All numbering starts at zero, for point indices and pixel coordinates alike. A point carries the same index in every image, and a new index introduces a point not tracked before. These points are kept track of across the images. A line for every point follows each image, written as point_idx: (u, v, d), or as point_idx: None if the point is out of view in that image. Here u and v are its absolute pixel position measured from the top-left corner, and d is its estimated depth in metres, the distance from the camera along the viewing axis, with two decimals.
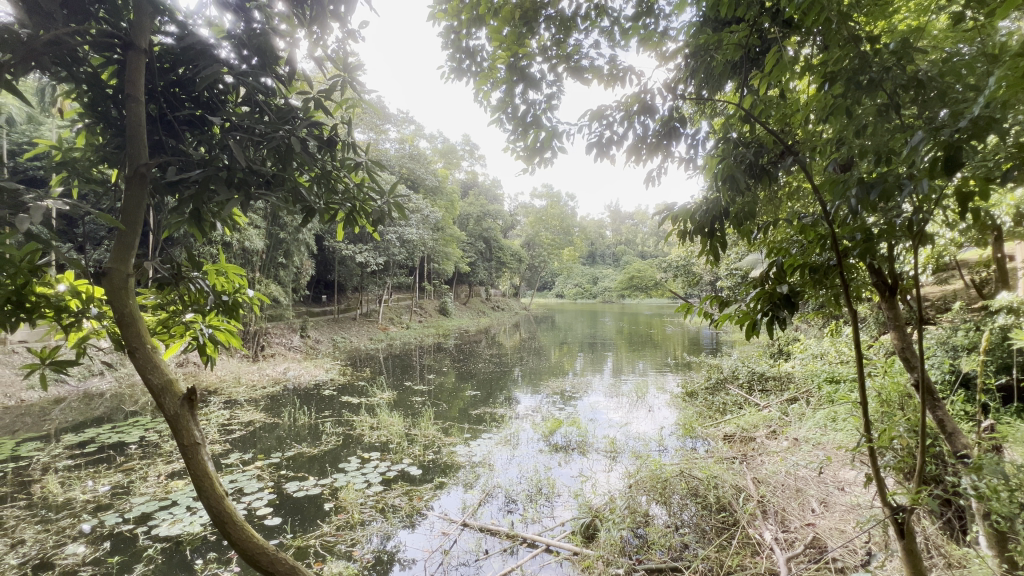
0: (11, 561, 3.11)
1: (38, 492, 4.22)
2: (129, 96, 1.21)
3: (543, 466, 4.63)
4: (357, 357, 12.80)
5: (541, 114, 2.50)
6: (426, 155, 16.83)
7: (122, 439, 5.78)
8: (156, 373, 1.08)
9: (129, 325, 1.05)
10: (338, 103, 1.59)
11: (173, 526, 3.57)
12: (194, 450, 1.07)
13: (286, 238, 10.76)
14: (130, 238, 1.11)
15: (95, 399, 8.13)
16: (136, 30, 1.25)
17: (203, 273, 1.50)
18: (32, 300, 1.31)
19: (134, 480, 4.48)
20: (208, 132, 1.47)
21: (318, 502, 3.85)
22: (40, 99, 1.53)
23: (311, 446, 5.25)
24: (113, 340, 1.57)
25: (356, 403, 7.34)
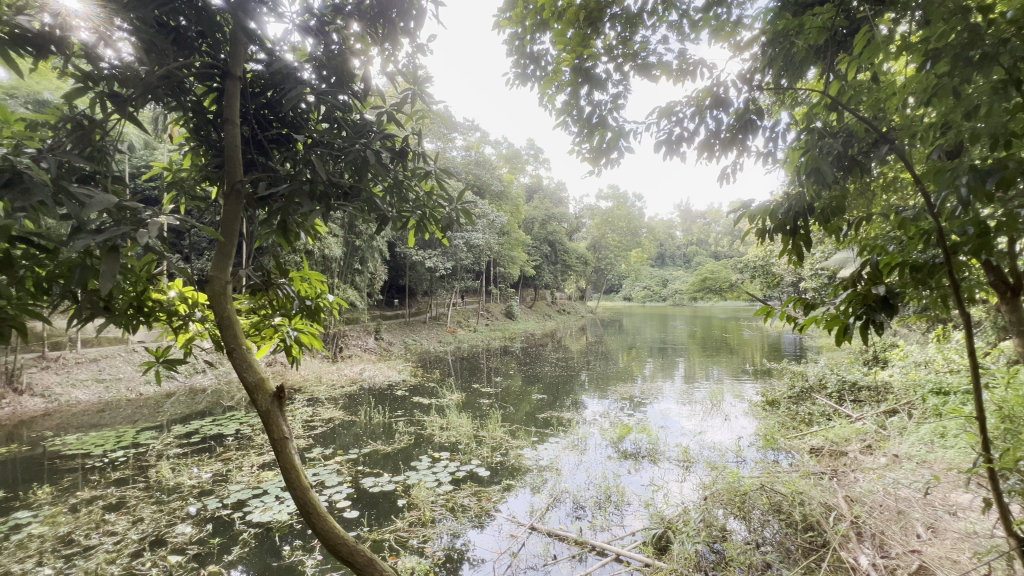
0: (132, 536, 3.52)
1: (154, 476, 4.74)
2: (227, 119, 1.34)
3: (612, 473, 4.53)
4: (427, 359, 13.24)
5: (607, 114, 2.46)
6: (491, 162, 17.11)
7: (221, 431, 6.37)
8: (250, 371, 1.17)
9: (227, 327, 1.15)
10: (408, 116, 1.66)
11: (264, 513, 3.87)
12: (283, 444, 1.15)
13: (361, 245, 11.36)
14: (228, 248, 1.22)
15: (199, 394, 9.03)
16: (232, 61, 1.38)
17: (289, 279, 1.62)
18: (148, 304, 1.49)
19: (231, 469, 4.91)
20: (293, 148, 1.58)
21: (392, 498, 4.02)
22: (154, 128, 1.72)
23: (386, 444, 5.49)
24: (214, 342, 1.73)
25: (427, 404, 7.58)
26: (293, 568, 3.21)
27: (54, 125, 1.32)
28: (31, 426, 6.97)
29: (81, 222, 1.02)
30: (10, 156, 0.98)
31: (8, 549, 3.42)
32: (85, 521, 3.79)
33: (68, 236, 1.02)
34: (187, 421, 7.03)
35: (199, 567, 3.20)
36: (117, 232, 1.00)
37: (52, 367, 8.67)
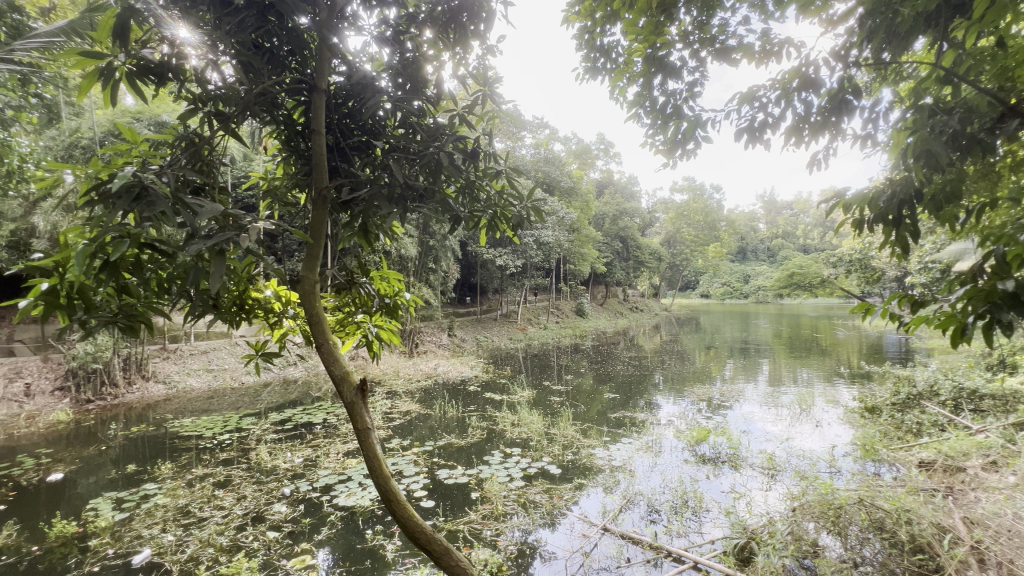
0: (237, 512, 3.90)
1: (255, 458, 5.22)
2: (314, 129, 1.44)
3: (689, 477, 4.35)
4: (498, 355, 13.45)
5: (682, 103, 2.35)
6: (561, 158, 16.98)
7: (311, 419, 6.89)
8: (336, 364, 1.25)
9: (316, 323, 1.23)
10: (479, 117, 1.69)
11: (349, 498, 4.14)
12: (366, 435, 1.21)
13: (435, 245, 11.76)
14: (316, 250, 1.31)
15: (292, 385, 9.82)
16: (318, 75, 1.47)
17: (369, 279, 1.70)
18: (249, 302, 1.64)
19: (320, 455, 5.29)
20: (372, 154, 1.67)
21: (467, 491, 4.13)
22: (252, 142, 1.89)
23: (459, 438, 5.65)
24: (304, 337, 1.87)
25: (498, 400, 7.70)
26: (374, 551, 3.40)
27: (172, 144, 1.49)
28: (155, 409, 7.95)
29: (194, 230, 1.14)
30: (139, 173, 1.11)
31: (139, 516, 3.93)
32: (199, 495, 4.25)
33: (184, 242, 1.15)
34: (282, 409, 7.66)
35: (292, 543, 3.48)
36: (223, 237, 1.10)
37: (172, 358, 9.83)
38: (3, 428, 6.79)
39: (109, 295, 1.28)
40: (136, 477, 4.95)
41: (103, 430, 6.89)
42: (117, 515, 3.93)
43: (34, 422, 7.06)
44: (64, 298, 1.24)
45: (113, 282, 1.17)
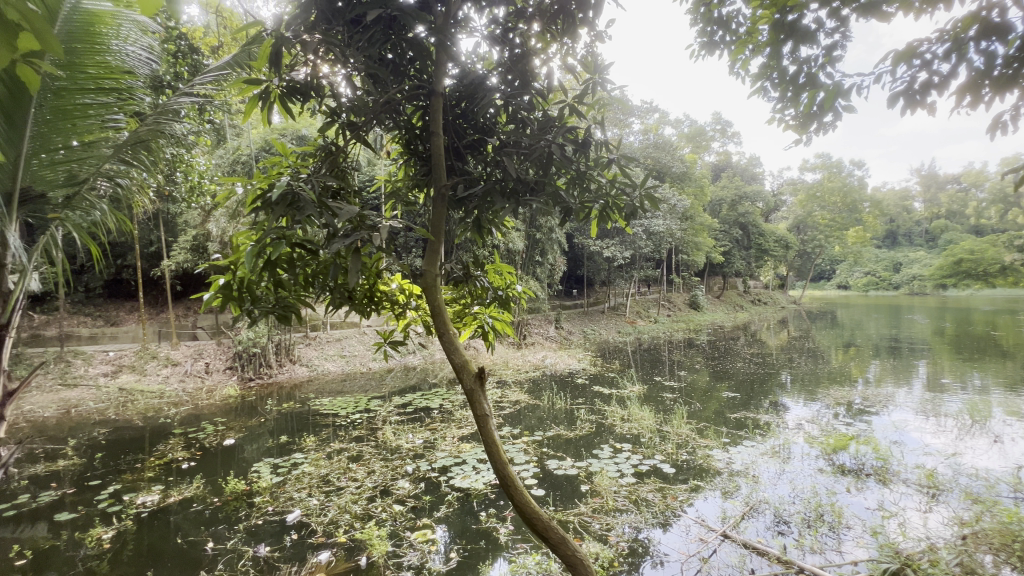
0: (368, 484, 4.32)
1: (382, 437, 5.75)
2: (432, 132, 1.52)
3: (825, 489, 3.92)
4: (606, 349, 13.21)
5: (819, 71, 2.10)
6: (672, 142, 16.09)
7: (428, 404, 7.39)
8: (456, 353, 1.30)
9: (437, 314, 1.30)
10: (589, 107, 1.66)
11: (464, 480, 4.37)
12: (485, 421, 1.24)
13: (541, 238, 11.90)
14: (437, 245, 1.39)
15: (412, 371, 10.60)
16: (435, 79, 1.55)
17: (484, 272, 1.76)
18: (377, 295, 1.79)
19: (438, 438, 5.66)
20: (485, 152, 1.72)
21: (576, 483, 4.14)
22: (377, 151, 2.05)
23: (568, 430, 5.67)
24: (425, 327, 2.00)
25: (607, 394, 7.59)
26: (488, 533, 3.56)
27: (313, 155, 1.68)
28: (301, 389, 9.11)
29: (335, 230, 1.28)
30: (291, 181, 1.27)
31: (291, 480, 4.54)
32: (337, 466, 4.80)
33: (326, 241, 1.29)
34: (404, 394, 8.32)
35: (415, 517, 3.77)
36: (359, 235, 1.22)
37: (313, 344, 11.19)
38: (191, 399, 8.27)
39: (270, 289, 1.49)
40: (288, 447, 5.73)
41: (262, 405, 8.05)
42: (274, 478, 4.59)
43: (212, 395, 8.49)
44: (236, 291, 1.47)
45: (273, 277, 1.36)
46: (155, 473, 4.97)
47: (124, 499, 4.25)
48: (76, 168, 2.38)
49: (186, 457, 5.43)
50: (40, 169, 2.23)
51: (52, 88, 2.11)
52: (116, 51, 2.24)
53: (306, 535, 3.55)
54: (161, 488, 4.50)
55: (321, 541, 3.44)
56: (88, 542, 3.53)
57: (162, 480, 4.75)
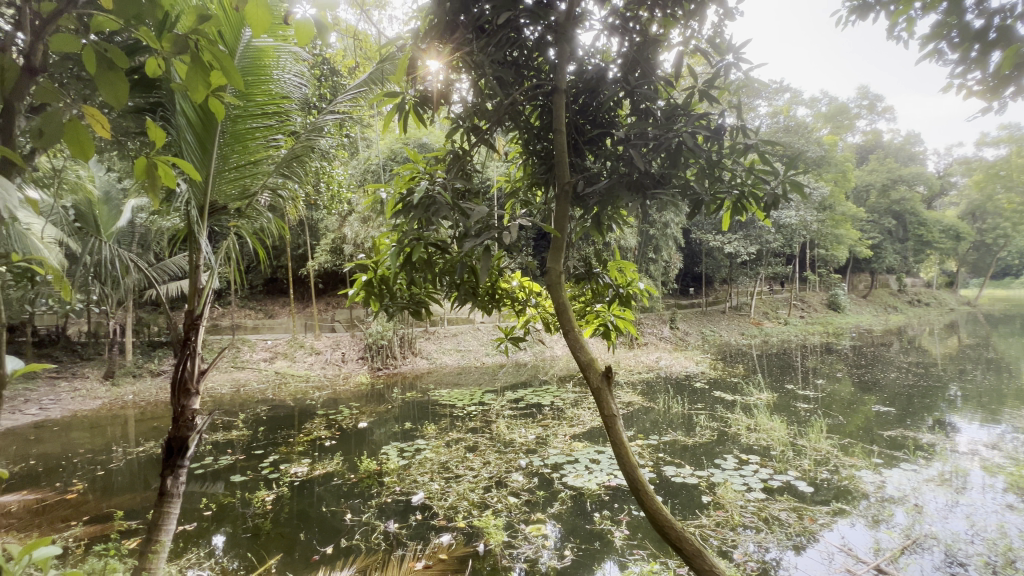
0: (484, 475, 4.51)
1: (496, 430, 5.96)
2: (555, 129, 1.52)
3: (1015, 530, 3.23)
4: (728, 352, 12.29)
5: (1017, 21, 1.72)
6: (806, 124, 14.44)
7: (540, 401, 7.50)
8: (582, 351, 1.27)
9: (562, 311, 1.29)
10: (722, 91, 1.53)
11: (577, 479, 4.36)
12: (613, 422, 1.20)
13: (655, 234, 11.46)
14: (560, 241, 1.38)
15: (523, 368, 10.85)
16: (558, 76, 1.55)
17: (606, 269, 1.72)
18: (499, 292, 1.84)
19: (550, 434, 5.72)
20: (606, 147, 1.68)
21: (696, 493, 3.90)
22: (497, 156, 2.11)
23: (686, 436, 5.38)
24: (544, 324, 2.00)
25: (730, 400, 7.06)
26: (603, 535, 3.49)
27: (441, 160, 1.77)
28: (421, 380, 9.79)
29: (467, 229, 1.35)
30: (427, 185, 1.36)
31: (415, 464, 4.90)
32: (454, 455, 5.08)
33: (459, 240, 1.35)
34: (516, 389, 8.54)
35: (529, 511, 3.83)
36: (488, 234, 1.27)
37: (432, 339, 11.99)
38: (331, 384, 9.32)
39: (404, 286, 1.61)
40: (412, 432, 6.20)
41: (389, 393, 8.80)
42: (401, 461, 4.99)
43: (347, 381, 9.49)
44: (376, 288, 1.62)
45: (409, 274, 1.47)
46: (304, 448, 5.68)
47: (281, 468, 4.93)
48: (249, 182, 2.77)
49: (328, 436, 6.12)
50: (222, 184, 2.64)
51: (232, 116, 2.48)
52: (278, 80, 2.56)
53: (429, 517, 3.80)
54: (309, 461, 5.14)
55: (442, 524, 3.65)
56: (255, 502, 4.15)
57: (309, 454, 5.41)
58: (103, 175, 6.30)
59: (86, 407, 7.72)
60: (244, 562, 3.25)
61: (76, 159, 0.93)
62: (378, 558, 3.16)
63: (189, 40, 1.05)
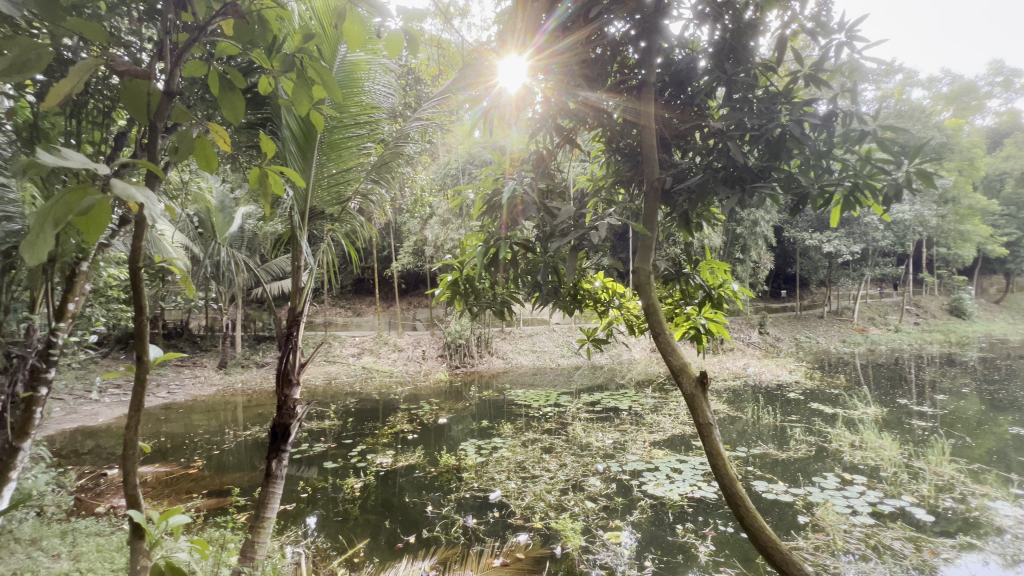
0: (560, 477, 4.48)
1: (572, 432, 5.91)
2: (643, 124, 1.47)
3: None
4: (827, 360, 11.27)
5: None
6: (924, 107, 12.88)
7: (617, 405, 7.33)
8: (673, 355, 1.21)
9: (652, 314, 1.24)
10: (832, 73, 1.38)
11: (658, 487, 4.20)
12: (709, 431, 1.13)
13: (742, 232, 10.79)
14: (649, 240, 1.34)
15: (599, 371, 10.68)
16: (646, 70, 1.49)
17: (696, 270, 1.64)
18: (581, 293, 1.81)
19: (627, 440, 5.57)
20: (697, 141, 1.60)
21: (792, 512, 3.59)
22: (579, 157, 2.08)
23: (778, 450, 5.00)
24: (628, 326, 1.93)
25: (830, 413, 6.46)
26: (686, 549, 3.32)
27: (525, 161, 1.79)
28: (498, 379, 9.95)
29: (553, 228, 1.35)
30: (514, 185, 1.38)
31: (492, 462, 4.98)
32: (530, 455, 5.11)
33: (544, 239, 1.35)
34: (592, 392, 8.41)
35: (607, 517, 3.75)
36: (576, 233, 1.25)
37: (508, 339, 12.15)
38: (413, 380, 9.76)
39: (489, 286, 1.64)
40: (488, 430, 6.31)
41: (466, 390, 9.03)
42: (478, 458, 5.10)
43: (428, 378, 9.88)
44: (460, 287, 1.67)
45: (493, 274, 1.50)
46: (388, 440, 5.98)
47: (368, 458, 5.23)
48: (344, 189, 2.96)
49: (410, 429, 6.40)
50: (321, 190, 2.85)
51: (329, 128, 2.66)
52: (369, 91, 2.70)
53: (506, 515, 3.84)
54: (393, 453, 5.40)
55: (519, 523, 3.68)
56: (345, 488, 4.43)
57: (393, 446, 5.69)
58: (219, 187, 7.06)
59: (204, 392, 8.70)
60: (335, 543, 3.49)
61: (204, 171, 1.04)
62: (457, 551, 3.25)
63: (295, 59, 1.14)
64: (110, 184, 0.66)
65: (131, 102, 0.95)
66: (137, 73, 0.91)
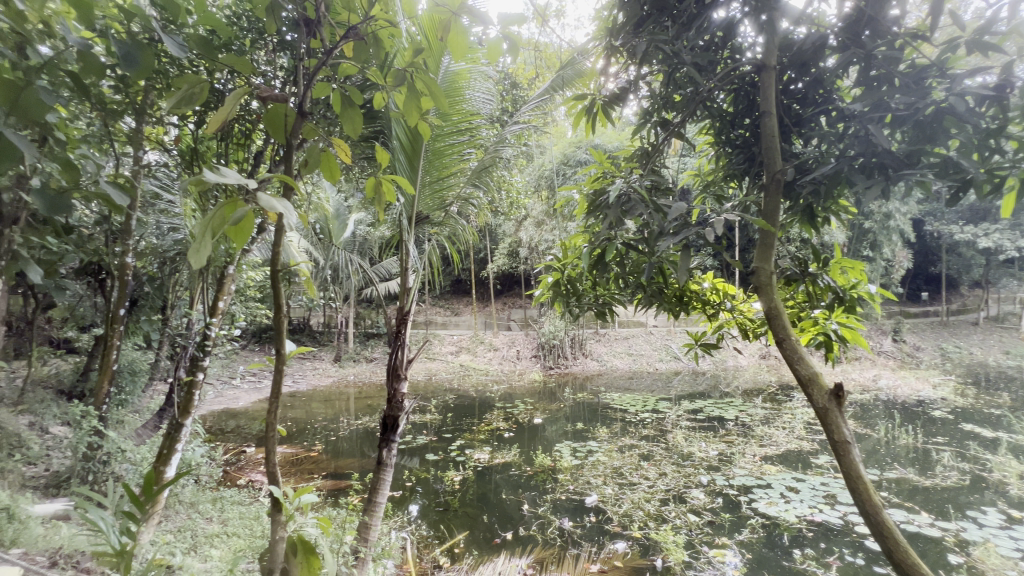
0: (660, 486, 4.30)
1: (672, 440, 5.65)
2: (763, 113, 1.35)
3: None
4: (984, 375, 9.61)
5: None
6: None
7: (722, 414, 6.87)
8: (801, 364, 1.10)
9: (775, 318, 1.14)
10: (1005, 35, 1.15)
11: (771, 506, 3.86)
12: (846, 449, 1.01)
13: (872, 227, 9.58)
14: (772, 237, 1.22)
15: (701, 377, 10.11)
16: (767, 52, 1.36)
17: (825, 269, 1.47)
18: (688, 295, 1.72)
19: (735, 452, 5.19)
20: (825, 126, 1.44)
21: (939, 550, 3.11)
22: (682, 152, 1.97)
23: (920, 476, 4.35)
24: (741, 331, 1.79)
25: (990, 437, 5.49)
26: None
27: (629, 158, 1.74)
28: (592, 381, 9.83)
29: (662, 227, 1.29)
30: (620, 183, 1.34)
31: (588, 466, 4.91)
32: (627, 461, 4.97)
33: (654, 239, 1.30)
34: (694, 399, 7.97)
35: (713, 533, 3.52)
36: (689, 232, 1.19)
37: (603, 341, 11.96)
38: (508, 379, 9.96)
39: (591, 286, 1.62)
40: (583, 433, 6.23)
41: (561, 391, 9.03)
42: (574, 460, 5.05)
43: (523, 377, 10.04)
44: (562, 288, 1.66)
45: (597, 275, 1.47)
46: (485, 436, 6.16)
47: (466, 453, 5.43)
48: (446, 194, 3.09)
49: (506, 427, 6.54)
50: (426, 196, 3.01)
51: (433, 137, 2.79)
52: (469, 98, 2.80)
53: (603, 521, 3.76)
54: (489, 449, 5.55)
55: (617, 530, 3.58)
56: (445, 480, 4.63)
57: (490, 443, 5.85)
58: (336, 196, 7.78)
59: (323, 383, 9.62)
60: (436, 531, 3.66)
61: (330, 180, 1.14)
62: (553, 552, 3.25)
63: (406, 73, 1.20)
64: (257, 198, 0.75)
65: (272, 123, 1.07)
66: (278, 97, 1.03)
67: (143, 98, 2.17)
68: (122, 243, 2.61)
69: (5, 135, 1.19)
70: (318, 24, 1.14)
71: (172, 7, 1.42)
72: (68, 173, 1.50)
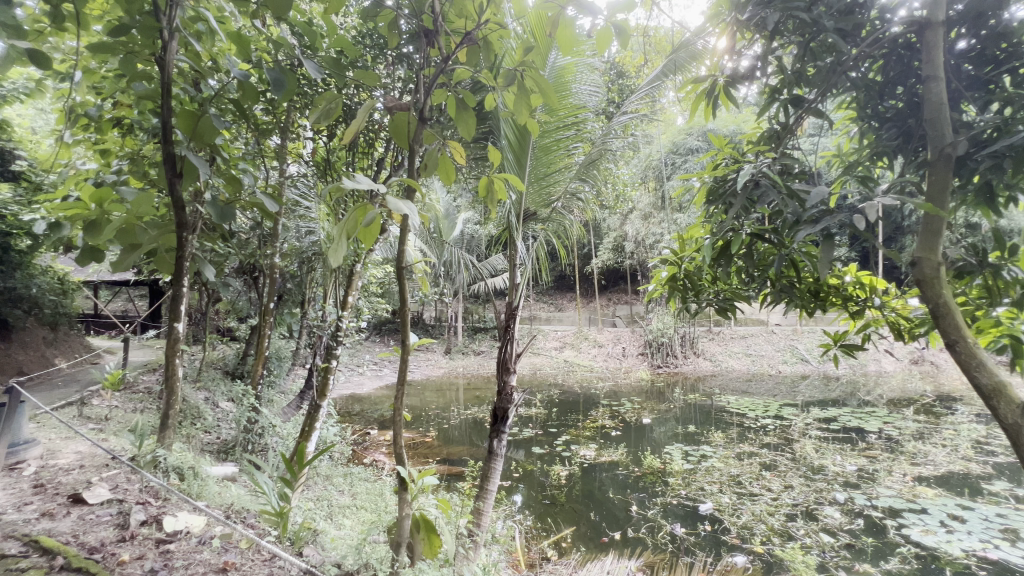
0: (786, 500, 3.93)
1: (800, 451, 5.13)
2: (928, 77, 1.15)
3: None
4: None
5: None
6: None
7: (862, 425, 6.07)
8: (982, 372, 0.93)
9: (945, 316, 0.98)
10: None
11: (927, 536, 3.33)
12: None
13: None
14: (938, 222, 1.04)
15: (834, 382, 9.07)
16: (932, 5, 1.16)
17: (1013, 259, 1.23)
18: (825, 290, 1.53)
19: (878, 469, 4.57)
20: (1011, 87, 1.20)
21: None
22: (816, 132, 1.75)
23: None
24: (893, 330, 1.56)
25: None
26: None
27: (756, 142, 1.59)
28: (705, 382, 9.28)
29: (800, 216, 1.16)
30: (746, 170, 1.24)
31: (701, 471, 4.64)
32: (748, 470, 4.60)
33: (790, 229, 1.18)
34: (826, 407, 7.15)
35: (852, 558, 3.13)
36: (833, 220, 1.06)
37: (716, 339, 11.27)
38: (613, 377, 9.78)
39: (711, 281, 1.52)
40: (696, 437, 5.90)
41: (670, 391, 8.66)
42: (685, 464, 4.81)
43: (629, 376, 9.79)
44: (681, 283, 1.58)
45: (721, 270, 1.38)
46: (591, 433, 6.11)
47: (572, 448, 5.44)
48: (552, 190, 3.09)
49: (612, 426, 6.43)
50: (534, 193, 3.05)
51: (541, 133, 2.81)
52: (575, 93, 2.77)
53: (719, 531, 3.53)
54: (595, 446, 5.50)
55: (736, 543, 3.34)
56: (552, 474, 4.68)
57: (596, 440, 5.79)
58: (445, 197, 8.19)
59: (435, 374, 10.24)
60: (544, 524, 3.72)
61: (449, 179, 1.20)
62: (664, 558, 3.13)
63: (517, 72, 1.21)
64: (386, 201, 0.81)
65: (396, 131, 1.14)
66: (402, 106, 1.10)
67: (287, 117, 2.46)
68: (272, 246, 3.00)
69: (190, 158, 1.42)
70: (436, 32, 1.20)
71: (311, 34, 1.60)
72: (232, 186, 1.75)
